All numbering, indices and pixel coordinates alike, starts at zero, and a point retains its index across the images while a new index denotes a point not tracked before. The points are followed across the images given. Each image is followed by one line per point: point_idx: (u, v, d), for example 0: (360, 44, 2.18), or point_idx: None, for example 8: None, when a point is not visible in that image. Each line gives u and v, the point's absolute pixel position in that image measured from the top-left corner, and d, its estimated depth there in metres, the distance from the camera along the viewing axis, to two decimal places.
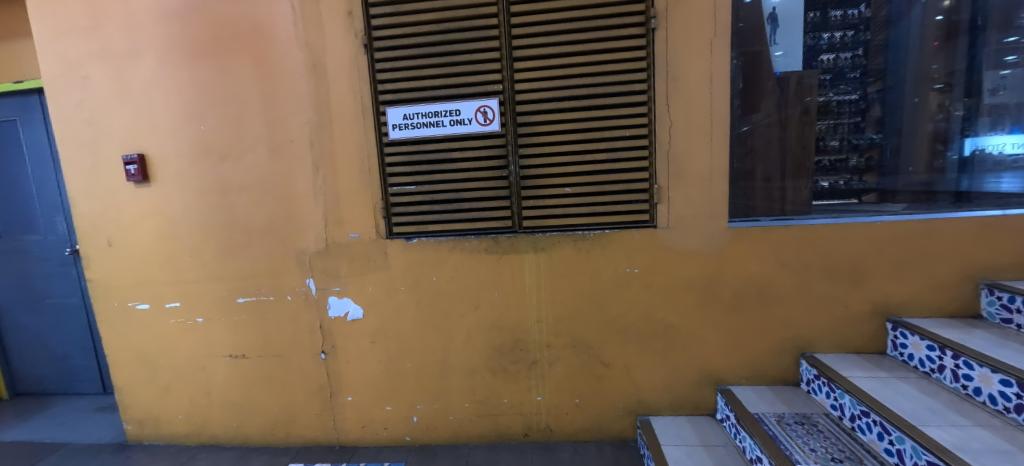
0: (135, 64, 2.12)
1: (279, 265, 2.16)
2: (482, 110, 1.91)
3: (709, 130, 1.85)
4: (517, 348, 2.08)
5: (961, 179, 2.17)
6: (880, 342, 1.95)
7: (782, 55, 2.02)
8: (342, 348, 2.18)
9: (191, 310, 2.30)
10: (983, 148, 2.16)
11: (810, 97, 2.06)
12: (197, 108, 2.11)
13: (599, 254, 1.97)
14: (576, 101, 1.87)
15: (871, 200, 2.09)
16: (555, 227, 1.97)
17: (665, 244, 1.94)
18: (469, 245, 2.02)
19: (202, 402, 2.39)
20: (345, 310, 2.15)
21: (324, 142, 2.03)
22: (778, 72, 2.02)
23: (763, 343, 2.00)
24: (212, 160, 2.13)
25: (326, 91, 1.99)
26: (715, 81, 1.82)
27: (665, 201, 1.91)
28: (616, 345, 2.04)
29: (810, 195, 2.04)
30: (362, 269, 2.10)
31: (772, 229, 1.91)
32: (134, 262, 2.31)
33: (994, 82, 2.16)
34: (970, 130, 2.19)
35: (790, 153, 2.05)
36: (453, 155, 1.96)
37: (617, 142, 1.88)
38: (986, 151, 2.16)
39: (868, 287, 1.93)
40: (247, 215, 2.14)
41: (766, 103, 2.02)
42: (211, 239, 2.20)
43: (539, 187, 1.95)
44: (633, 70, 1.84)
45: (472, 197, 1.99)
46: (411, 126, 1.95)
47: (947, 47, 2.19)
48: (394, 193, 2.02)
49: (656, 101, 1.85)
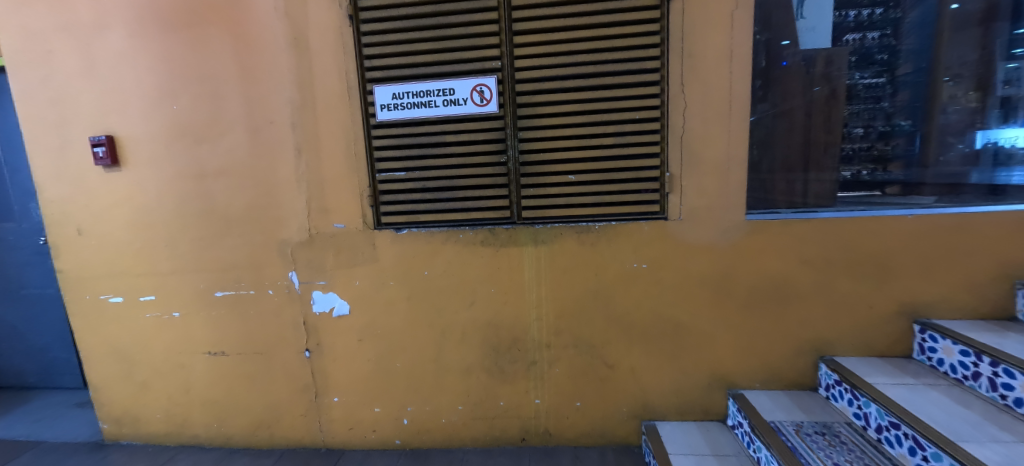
0: (102, 37, 1.95)
1: (259, 256, 2.01)
2: (479, 89, 1.75)
3: (728, 114, 1.68)
4: (515, 348, 1.93)
5: (974, 173, 2.01)
6: (905, 345, 1.81)
7: (811, 30, 1.83)
8: (327, 345, 2.04)
9: (167, 304, 2.15)
10: (996, 142, 2.00)
11: (841, 73, 1.88)
12: (169, 85, 1.94)
13: (604, 248, 1.81)
14: (582, 80, 1.71)
15: (895, 193, 1.93)
16: (557, 218, 1.81)
17: (676, 238, 1.78)
18: (464, 236, 1.85)
19: (181, 400, 2.26)
20: (331, 306, 1.99)
21: (307, 124, 1.85)
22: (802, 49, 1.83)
23: (779, 344, 1.86)
24: (187, 142, 1.97)
25: (308, 67, 1.81)
26: (736, 59, 1.65)
27: (677, 191, 1.75)
28: (622, 345, 1.89)
29: (835, 187, 1.87)
30: (348, 262, 1.93)
31: (794, 222, 1.75)
32: (106, 253, 2.16)
33: (1007, 74, 1.98)
34: (982, 122, 2.03)
35: (814, 142, 1.88)
36: (447, 138, 1.79)
37: (626, 125, 1.72)
38: (1000, 145, 1.99)
39: (896, 286, 1.78)
40: (225, 203, 1.98)
41: (794, 85, 1.84)
42: (187, 228, 2.05)
43: (540, 174, 1.79)
44: (645, 45, 1.67)
45: (467, 185, 1.83)
46: (400, 106, 1.79)
47: (971, 35, 2.02)
48: (383, 179, 1.85)
49: (669, 81, 1.68)
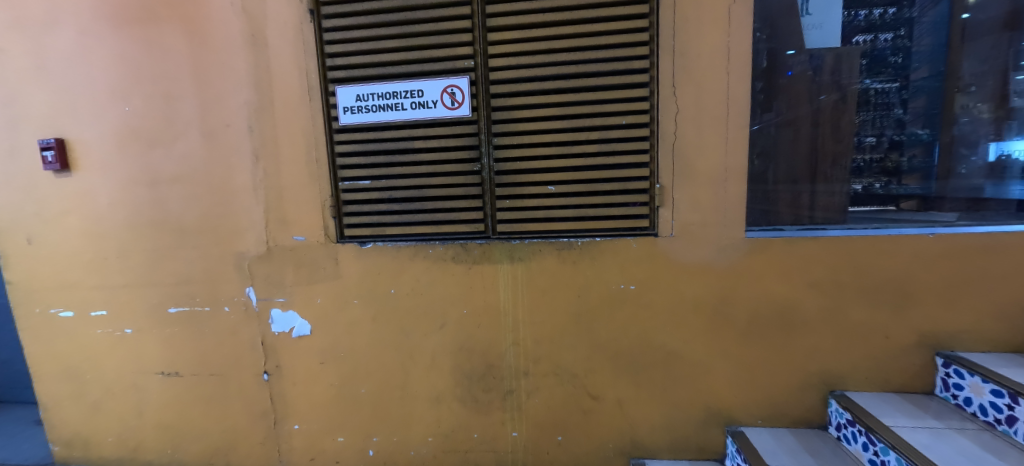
0: (52, 34, 1.81)
1: (215, 270, 1.85)
2: (449, 90, 1.59)
3: (725, 120, 1.50)
4: (490, 375, 1.75)
5: (985, 186, 1.81)
6: (925, 380, 1.62)
7: (816, 28, 1.55)
8: (287, 368, 1.86)
9: (119, 320, 2.00)
10: (1009, 154, 1.80)
11: (852, 72, 1.58)
12: (122, 85, 1.80)
13: (587, 267, 1.63)
14: (563, 81, 1.55)
15: (912, 208, 1.76)
16: (535, 233, 1.64)
17: (667, 257, 1.60)
18: (433, 252, 1.68)
19: (134, 423, 2.08)
20: (291, 326, 1.82)
21: (265, 127, 1.70)
22: (808, 48, 1.56)
23: (783, 377, 1.66)
24: (140, 146, 1.83)
25: (267, 66, 1.67)
26: (734, 58, 1.47)
27: (669, 205, 1.57)
28: (607, 375, 1.70)
29: (846, 201, 1.63)
30: (309, 278, 1.77)
31: (800, 240, 1.57)
32: (56, 264, 2.00)
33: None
34: (995, 133, 1.81)
35: (822, 150, 1.61)
36: (415, 144, 1.64)
37: (611, 131, 1.55)
38: (1013, 158, 1.79)
39: (915, 314, 1.59)
40: (180, 212, 1.84)
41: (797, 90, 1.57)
42: (140, 238, 1.90)
43: (517, 184, 1.62)
44: (632, 43, 1.50)
45: (437, 196, 1.67)
46: (365, 109, 1.63)
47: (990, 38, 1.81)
48: (347, 188, 1.70)
49: (659, 82, 1.51)
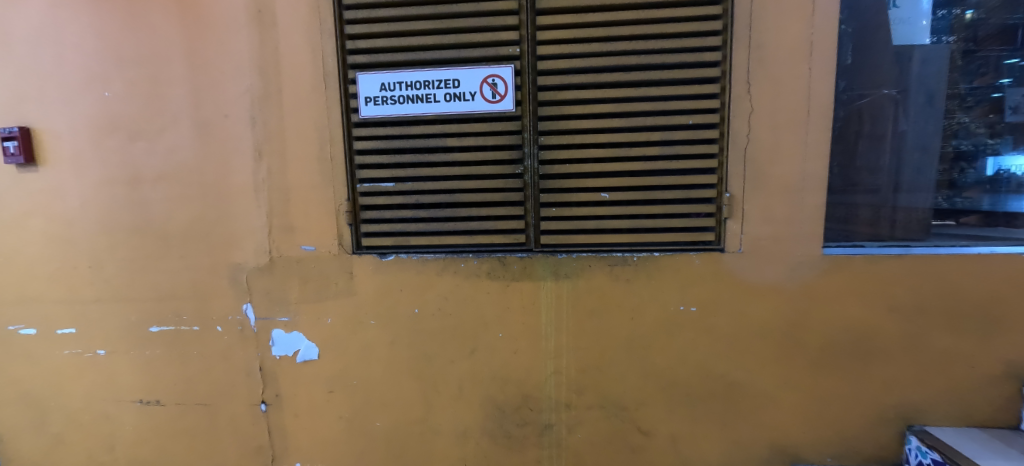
0: (17, 3, 1.54)
1: (206, 284, 1.59)
2: (491, 81, 1.38)
3: (804, 122, 1.33)
4: (526, 407, 1.53)
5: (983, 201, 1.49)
6: (1012, 414, 1.44)
7: (903, 20, 1.41)
8: (288, 398, 1.61)
9: (92, 339, 1.72)
10: (1007, 169, 1.47)
11: (943, 75, 1.43)
12: (99, 66, 1.54)
13: (643, 286, 1.43)
14: (622, 74, 1.35)
15: (973, 224, 1.48)
16: (584, 246, 1.44)
17: (734, 275, 1.41)
18: (465, 266, 1.46)
19: (105, 458, 1.79)
20: (295, 349, 1.58)
21: (270, 119, 1.46)
22: (896, 45, 1.42)
23: (858, 410, 1.49)
24: (120, 138, 1.57)
25: (273, 49, 1.43)
26: (817, 52, 1.30)
27: (738, 217, 1.39)
28: (660, 408, 1.50)
29: (928, 216, 1.47)
30: (317, 294, 1.53)
31: (881, 259, 1.39)
32: (16, 273, 1.71)
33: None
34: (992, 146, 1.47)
35: (907, 156, 1.47)
36: (448, 141, 1.42)
37: (675, 132, 1.36)
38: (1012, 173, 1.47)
39: (1006, 343, 1.41)
40: (166, 216, 1.58)
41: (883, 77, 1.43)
42: (118, 246, 1.63)
43: (565, 190, 1.42)
44: (703, 32, 1.32)
45: (472, 201, 1.45)
46: (390, 100, 1.41)
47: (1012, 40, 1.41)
48: (366, 191, 1.47)
49: (732, 77, 1.33)
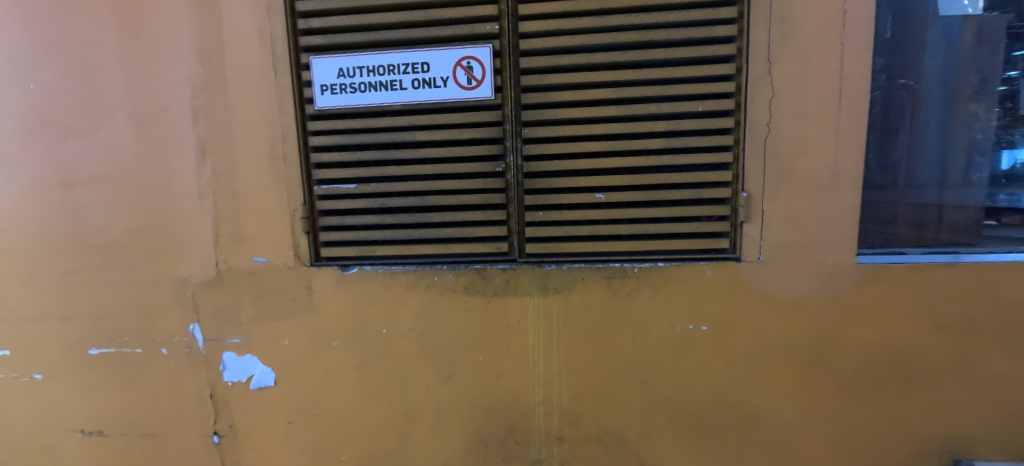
0: None
1: (149, 301, 1.40)
2: (466, 64, 1.18)
3: (835, 108, 1.13)
4: (513, 440, 1.33)
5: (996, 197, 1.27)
6: None
7: None
8: (244, 429, 1.42)
9: (27, 363, 1.51)
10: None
11: (997, 50, 1.22)
12: (25, 52, 1.33)
13: (645, 301, 1.23)
14: (618, 53, 1.15)
15: (1015, 224, 1.26)
16: (577, 255, 1.24)
17: (752, 288, 1.21)
18: (440, 280, 1.27)
19: None
20: (249, 375, 1.38)
21: (213, 111, 1.26)
22: (940, 17, 1.23)
23: (897, 444, 1.27)
24: (51, 135, 1.36)
25: (217, 30, 1.24)
26: (851, 24, 1.09)
27: (757, 221, 1.18)
28: (666, 441, 1.30)
29: (979, 217, 1.27)
30: (271, 313, 1.34)
31: (927, 268, 1.18)
32: None
33: None
34: (1006, 137, 1.26)
35: (953, 146, 1.26)
36: (418, 135, 1.22)
37: (683, 121, 1.16)
38: None
39: None
40: (100, 224, 1.38)
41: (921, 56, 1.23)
42: (52, 258, 1.43)
43: (554, 191, 1.22)
44: (715, 2, 1.12)
45: (446, 205, 1.25)
46: (349, 88, 1.21)
47: None
48: (324, 194, 1.28)
49: (749, 55, 1.13)
